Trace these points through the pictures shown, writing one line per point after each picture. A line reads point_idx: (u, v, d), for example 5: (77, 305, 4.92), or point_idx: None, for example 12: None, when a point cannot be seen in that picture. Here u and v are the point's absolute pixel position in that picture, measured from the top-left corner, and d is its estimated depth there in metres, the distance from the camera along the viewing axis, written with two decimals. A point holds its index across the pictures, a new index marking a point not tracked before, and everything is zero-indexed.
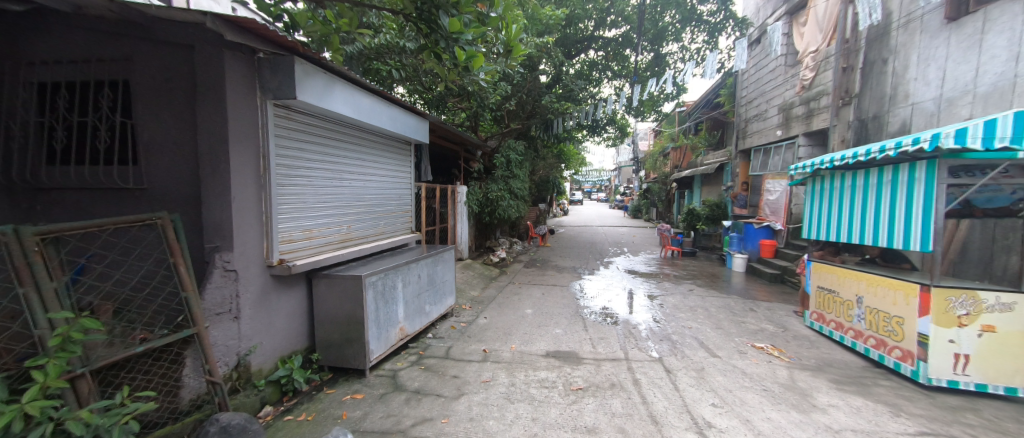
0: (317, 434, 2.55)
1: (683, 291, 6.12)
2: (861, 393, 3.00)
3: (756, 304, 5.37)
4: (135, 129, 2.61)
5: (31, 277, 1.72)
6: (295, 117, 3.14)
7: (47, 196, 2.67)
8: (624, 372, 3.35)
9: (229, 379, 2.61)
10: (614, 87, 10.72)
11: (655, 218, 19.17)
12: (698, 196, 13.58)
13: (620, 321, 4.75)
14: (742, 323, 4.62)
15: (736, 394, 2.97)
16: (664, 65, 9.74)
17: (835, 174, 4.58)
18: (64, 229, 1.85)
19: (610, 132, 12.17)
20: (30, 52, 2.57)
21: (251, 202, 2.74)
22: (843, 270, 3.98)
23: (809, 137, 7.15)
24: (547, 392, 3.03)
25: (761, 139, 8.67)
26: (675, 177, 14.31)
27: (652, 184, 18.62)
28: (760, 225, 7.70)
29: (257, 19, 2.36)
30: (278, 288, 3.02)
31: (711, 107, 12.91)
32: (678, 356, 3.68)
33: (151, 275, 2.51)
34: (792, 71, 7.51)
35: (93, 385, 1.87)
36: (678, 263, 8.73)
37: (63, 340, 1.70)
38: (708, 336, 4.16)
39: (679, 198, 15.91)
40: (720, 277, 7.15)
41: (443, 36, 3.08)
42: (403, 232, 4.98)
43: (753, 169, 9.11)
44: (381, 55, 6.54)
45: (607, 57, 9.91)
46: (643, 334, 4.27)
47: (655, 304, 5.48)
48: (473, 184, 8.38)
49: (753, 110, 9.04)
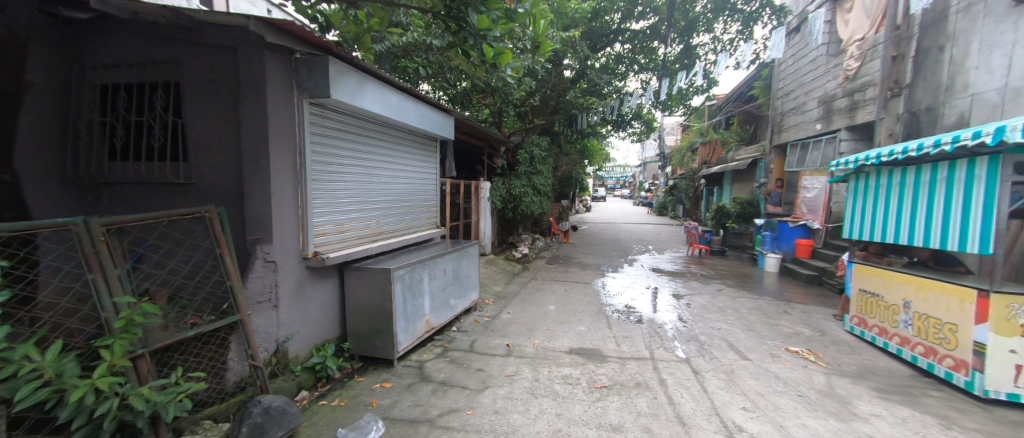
0: (351, 420, 2.66)
1: (711, 291, 5.98)
2: (907, 404, 2.87)
3: (791, 307, 5.18)
4: (185, 127, 2.78)
5: (98, 264, 1.87)
6: (329, 115, 3.26)
7: (109, 190, 2.86)
8: (650, 372, 3.32)
9: (269, 364, 2.77)
10: (640, 81, 10.42)
11: (681, 216, 18.74)
12: (727, 193, 13.18)
13: (644, 320, 4.70)
14: (776, 326, 4.48)
15: (769, 399, 2.90)
16: (694, 57, 9.49)
17: (882, 170, 4.35)
18: (125, 220, 2.01)
19: (635, 127, 11.95)
20: (92, 56, 2.77)
21: (288, 196, 2.87)
22: (889, 273, 3.81)
23: (853, 131, 6.81)
24: (571, 388, 3.05)
25: (798, 133, 8.33)
26: (704, 173, 13.95)
27: (678, 180, 18.21)
28: (796, 225, 7.42)
29: (295, 21, 2.47)
30: (313, 280, 3.15)
31: (744, 100, 12.50)
32: (706, 357, 3.63)
33: (200, 264, 2.68)
34: (835, 61, 7.16)
35: (151, 365, 2.02)
36: (706, 262, 8.52)
37: (127, 323, 1.86)
38: (739, 339, 4.07)
39: (707, 195, 15.51)
40: (751, 277, 6.93)
41: (472, 33, 3.11)
42: (429, 227, 5.07)
43: (789, 164, 8.77)
44: (408, 53, 6.80)
45: (634, 50, 9.71)
46: (669, 334, 4.21)
47: (682, 303, 5.37)
48: (496, 180, 8.44)
49: (790, 103, 8.68)
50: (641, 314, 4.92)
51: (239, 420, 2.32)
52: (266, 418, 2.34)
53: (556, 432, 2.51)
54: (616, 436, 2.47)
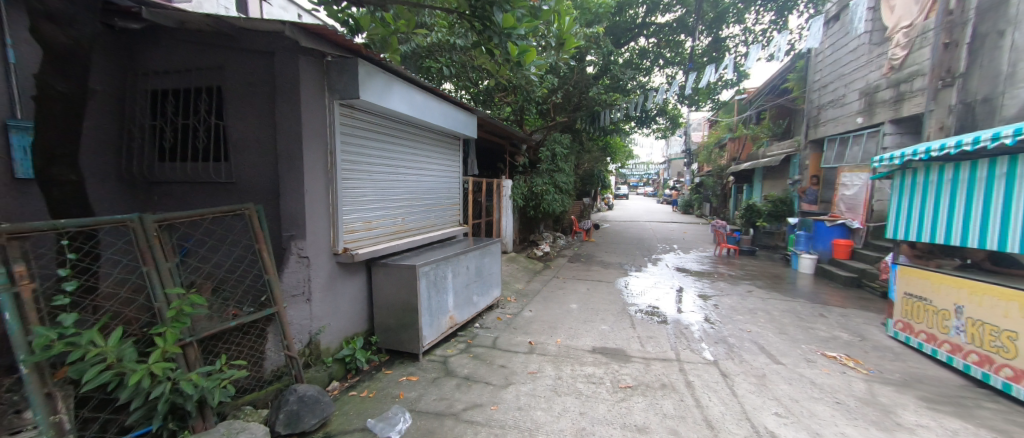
0: (379, 410, 2.75)
1: (740, 293, 5.83)
2: (959, 416, 2.74)
3: (827, 310, 5.00)
4: (225, 128, 2.93)
5: (151, 257, 2.02)
6: (358, 115, 3.37)
7: (159, 189, 3.06)
8: (676, 373, 3.29)
9: (302, 355, 2.90)
10: (665, 75, 10.23)
11: (708, 215, 18.28)
12: (758, 191, 12.78)
13: (669, 320, 4.64)
14: (811, 329, 4.34)
15: (804, 405, 2.83)
16: (723, 50, 9.30)
17: (931, 166, 4.14)
18: (175, 217, 2.15)
19: (660, 123, 11.74)
20: (143, 63, 2.96)
21: (320, 194, 2.99)
22: (939, 276, 3.63)
23: (898, 124, 6.51)
24: (594, 388, 3.06)
25: (837, 127, 7.99)
26: (732, 170, 13.57)
27: (705, 178, 17.78)
28: (834, 224, 7.14)
29: (328, 25, 2.57)
30: (343, 275, 3.27)
31: (776, 94, 12.07)
32: (735, 360, 3.56)
33: (240, 259, 2.83)
34: (879, 50, 6.82)
35: (198, 353, 2.16)
36: (734, 262, 8.31)
37: (177, 313, 2.00)
38: (771, 342, 3.97)
39: (736, 193, 15.07)
40: (784, 279, 6.71)
41: (497, 32, 3.13)
42: (452, 225, 5.15)
43: (827, 160, 8.43)
44: (432, 53, 6.96)
45: (660, 44, 9.54)
46: (696, 335, 4.15)
47: (709, 304, 5.27)
48: (518, 178, 8.49)
49: (828, 95, 8.33)
50: (665, 315, 4.87)
51: (277, 406, 2.44)
52: (301, 406, 2.45)
53: (580, 431, 2.53)
54: (641, 436, 2.47)
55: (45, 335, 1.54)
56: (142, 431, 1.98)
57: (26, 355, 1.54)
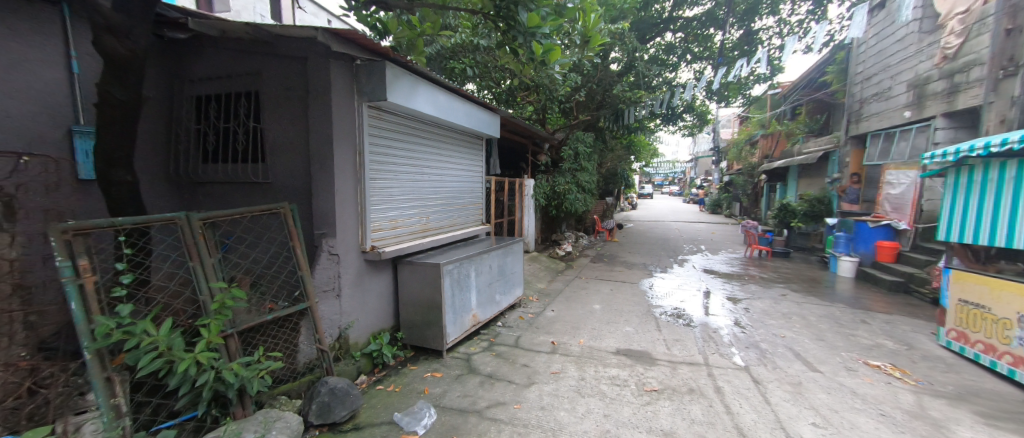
0: (405, 404, 2.83)
1: (773, 296, 5.65)
2: (1020, 433, 2.57)
3: (869, 316, 4.78)
4: (262, 131, 3.07)
5: (197, 253, 2.15)
6: (385, 117, 3.46)
7: (201, 189, 3.24)
8: (704, 378, 3.23)
9: (333, 348, 3.01)
10: (692, 71, 10.03)
11: (738, 214, 17.77)
12: (792, 189, 12.32)
13: (696, 323, 4.56)
14: (852, 336, 4.17)
15: (844, 416, 2.73)
16: (755, 43, 9.15)
17: (991, 164, 4.01)
18: (218, 215, 2.27)
19: (688, 120, 11.48)
20: (189, 71, 3.15)
21: (350, 193, 3.09)
22: (999, 282, 3.43)
23: (951, 118, 6.12)
24: (619, 390, 3.05)
25: (881, 122, 7.60)
26: (764, 168, 13.12)
27: (734, 177, 17.29)
28: (878, 225, 6.77)
29: (358, 30, 2.65)
30: (371, 273, 3.37)
31: (814, 88, 11.60)
32: (768, 366, 3.46)
33: (276, 256, 2.96)
34: (930, 39, 6.44)
35: (239, 344, 2.28)
36: (766, 264, 8.05)
37: (220, 306, 2.12)
38: (807, 348, 3.84)
39: (768, 192, 14.59)
40: (821, 282, 6.45)
41: (522, 32, 3.13)
42: (475, 224, 5.22)
43: (870, 157, 8.03)
44: (456, 54, 7.13)
45: (687, 39, 9.35)
46: (725, 339, 4.06)
47: (739, 307, 5.14)
48: (540, 177, 8.50)
49: (872, 88, 7.93)
50: (692, 317, 4.79)
51: (309, 397, 2.55)
52: (332, 398, 2.54)
53: (605, 433, 2.53)
54: None
55: (105, 324, 1.67)
56: (189, 416, 2.13)
57: (89, 341, 1.68)
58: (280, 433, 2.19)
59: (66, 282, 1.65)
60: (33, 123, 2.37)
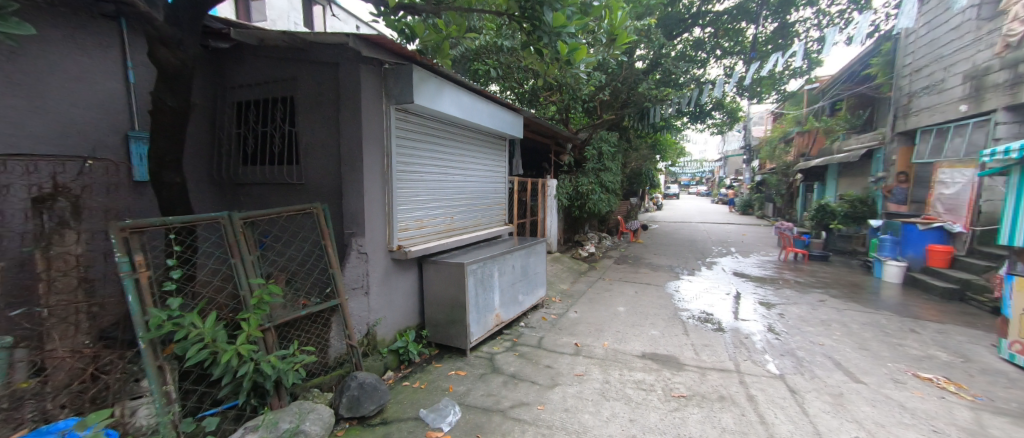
0: (431, 401, 2.89)
1: (810, 302, 5.44)
2: None
3: (919, 325, 4.54)
4: (296, 134, 3.21)
5: (238, 251, 2.27)
6: (412, 119, 3.55)
7: (241, 190, 3.42)
8: (735, 386, 3.15)
9: (361, 344, 3.11)
10: (722, 67, 9.80)
11: (771, 215, 17.15)
12: (832, 189, 11.80)
13: (725, 328, 4.45)
14: (899, 346, 3.96)
15: (890, 431, 2.60)
16: (790, 36, 8.83)
17: None
18: (257, 214, 2.39)
19: (717, 117, 11.19)
20: (231, 78, 3.33)
21: (378, 194, 3.18)
22: None
23: (1014, 111, 5.71)
24: (645, 394, 3.02)
25: (932, 117, 7.16)
26: (801, 167, 12.63)
27: (767, 176, 16.71)
28: (928, 227, 6.39)
29: (386, 35, 2.73)
30: (397, 271, 3.46)
31: (856, 81, 11.07)
32: (805, 375, 3.34)
33: (309, 254, 3.09)
34: (989, 27, 6.00)
35: (275, 338, 2.40)
36: (802, 268, 7.75)
37: (259, 301, 2.23)
38: (848, 358, 3.68)
39: (805, 191, 14.03)
40: (864, 288, 6.15)
41: (547, 32, 3.13)
42: (498, 224, 5.27)
43: (920, 155, 7.59)
44: (480, 56, 7.19)
45: (717, 34, 9.14)
46: (758, 346, 3.94)
47: (772, 313, 4.98)
48: (563, 177, 8.48)
49: (922, 81, 7.48)
50: (721, 322, 4.67)
51: (340, 391, 2.64)
52: (361, 392, 2.63)
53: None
54: None
55: (158, 316, 1.79)
56: (230, 404, 2.25)
57: (144, 331, 1.80)
58: (313, 424, 2.29)
59: (124, 276, 1.78)
60: (93, 132, 2.57)
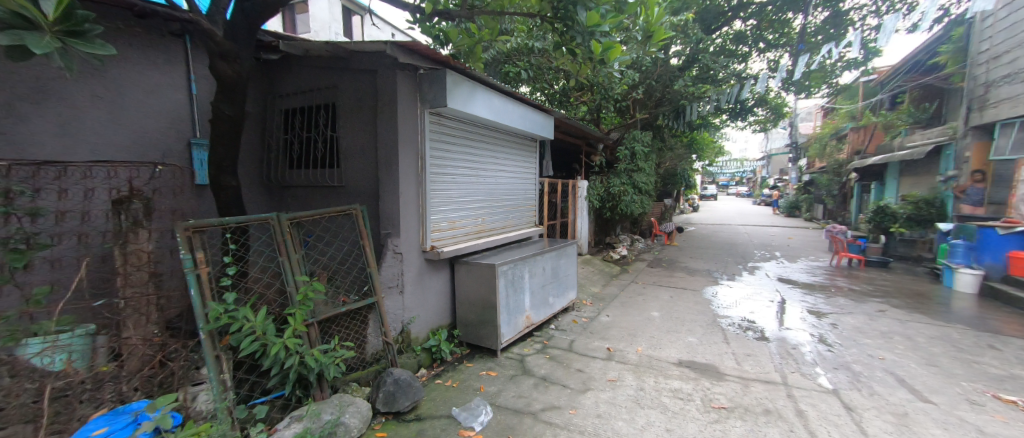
0: (462, 400, 2.95)
1: (868, 312, 5.12)
2: None
3: (1000, 341, 4.15)
4: (337, 139, 3.36)
5: (285, 249, 2.41)
6: (445, 122, 3.64)
7: (286, 192, 3.63)
8: (782, 399, 3.01)
9: (396, 341, 3.22)
10: (766, 60, 9.46)
11: (820, 218, 16.20)
12: (893, 190, 11.01)
13: (769, 338, 4.26)
14: (975, 364, 3.64)
15: None
16: (844, 25, 8.37)
17: None
18: (302, 215, 2.52)
19: (760, 114, 10.76)
20: (279, 87, 3.55)
21: (412, 195, 3.28)
22: None
23: None
24: (682, 404, 2.94)
25: (1012, 108, 6.55)
26: (857, 166, 11.89)
27: (817, 175, 15.83)
28: (1009, 232, 5.71)
29: (421, 41, 2.80)
30: (430, 271, 3.56)
31: (920, 71, 10.32)
32: (862, 391, 3.13)
33: (348, 253, 3.23)
34: None
35: (318, 333, 2.53)
36: (857, 275, 7.28)
37: (304, 297, 2.35)
38: (914, 374, 3.41)
39: (861, 192, 13.18)
40: (932, 299, 5.71)
41: (580, 31, 3.13)
42: (529, 225, 5.28)
43: (998, 151, 6.95)
44: (511, 58, 7.21)
45: (760, 26, 8.80)
46: (807, 358, 3.75)
47: (823, 323, 4.72)
48: (595, 178, 8.41)
49: (1001, 69, 6.85)
50: (764, 331, 4.48)
51: (377, 386, 2.74)
52: (396, 388, 2.71)
53: None
54: None
55: (216, 309, 1.94)
56: (277, 394, 2.39)
57: (204, 323, 1.96)
58: (353, 417, 2.40)
59: (187, 272, 1.93)
60: (158, 142, 2.79)
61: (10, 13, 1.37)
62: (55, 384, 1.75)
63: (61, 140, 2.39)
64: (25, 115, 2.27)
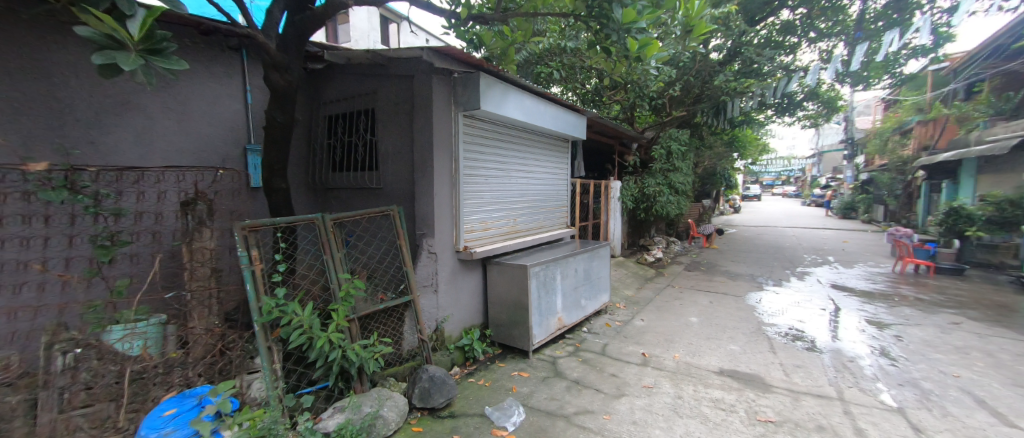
0: (495, 399, 2.99)
1: (940, 325, 4.73)
2: None
3: None
4: (376, 142, 3.50)
5: (329, 248, 2.54)
6: (478, 124, 3.71)
7: (328, 194, 3.81)
8: (838, 416, 2.85)
9: (431, 339, 3.31)
10: (819, 50, 9.00)
11: (880, 221, 15.07)
12: (970, 190, 10.11)
13: (820, 348, 4.05)
14: None
15: None
16: (908, 10, 7.81)
17: None
18: (345, 215, 2.65)
19: (810, 109, 10.22)
20: (323, 95, 3.75)
21: (446, 196, 3.36)
22: None
23: None
24: (725, 415, 2.85)
25: None
26: (924, 163, 11.04)
27: (877, 174, 14.77)
28: None
29: (456, 45, 2.87)
30: (463, 271, 3.63)
31: (1002, 56, 9.49)
32: (932, 411, 2.91)
33: (386, 252, 3.36)
34: None
35: (359, 329, 2.65)
36: (926, 284, 6.73)
37: (346, 294, 2.47)
38: (995, 396, 3.13)
39: (930, 192, 12.18)
40: (1019, 312, 5.19)
41: (615, 29, 3.10)
42: (560, 227, 5.28)
43: None
44: (543, 59, 7.24)
45: (811, 15, 8.34)
46: (866, 372, 3.53)
47: (882, 335, 4.42)
48: (628, 179, 8.27)
49: None
50: (813, 341, 4.27)
51: (413, 382, 2.83)
52: (431, 385, 2.79)
53: None
54: None
55: (268, 303, 2.08)
56: (321, 385, 2.52)
57: (258, 316, 2.10)
58: (391, 410, 2.49)
59: (244, 268, 2.09)
60: (217, 149, 3.03)
61: (102, 34, 1.54)
62: (133, 368, 1.95)
63: (137, 148, 2.66)
64: (109, 125, 2.55)
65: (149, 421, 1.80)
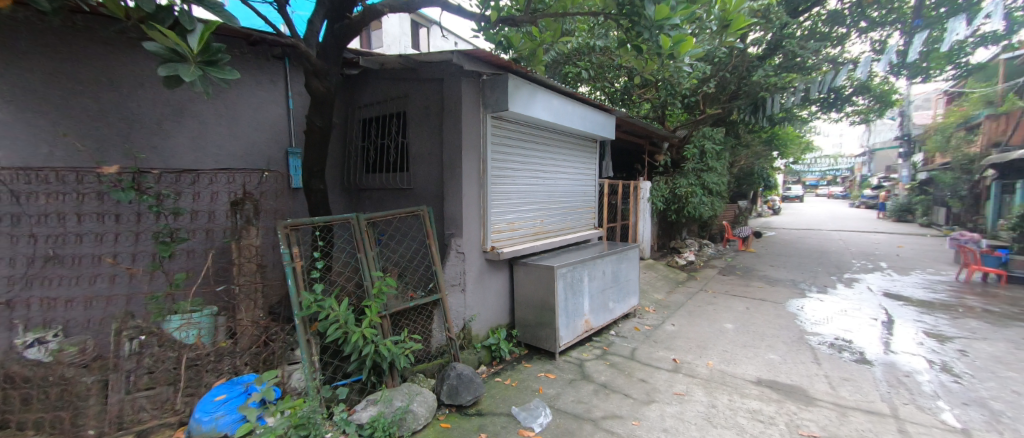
0: (522, 400, 3.02)
1: (1010, 340, 4.38)
2: None
3: None
4: (406, 144, 3.61)
5: (363, 246, 2.64)
6: (506, 125, 3.75)
7: (362, 195, 3.96)
8: (892, 434, 2.70)
9: (458, 337, 3.37)
10: (872, 41, 8.52)
11: (941, 225, 14.02)
12: None
13: (866, 360, 3.86)
14: None
15: None
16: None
17: None
18: (377, 215, 2.75)
19: (859, 104, 9.69)
20: (358, 99, 3.90)
21: (473, 196, 3.41)
22: None
23: None
24: (763, 427, 2.76)
25: None
26: (990, 161, 10.22)
27: (936, 173, 13.78)
28: None
29: (485, 48, 2.91)
30: (490, 271, 3.68)
31: None
32: (1002, 434, 2.71)
33: (415, 251, 3.46)
34: None
35: (390, 325, 2.74)
36: (996, 295, 6.21)
37: (378, 291, 2.57)
38: None
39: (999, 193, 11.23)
40: None
41: (647, 26, 3.06)
42: (588, 228, 5.24)
43: None
44: (572, 59, 7.22)
45: (863, 3, 7.89)
46: (924, 389, 3.32)
47: (938, 349, 4.15)
48: (659, 179, 8.11)
49: None
50: (859, 352, 4.07)
51: (441, 378, 2.90)
52: (458, 382, 2.84)
53: None
54: None
55: (308, 298, 2.20)
56: (354, 379, 2.63)
57: (298, 310, 2.23)
58: (420, 405, 2.57)
59: (285, 265, 2.21)
60: (263, 153, 3.22)
61: (167, 49, 1.68)
62: (188, 355, 2.14)
63: (193, 152, 2.88)
64: (168, 131, 2.77)
65: (203, 405, 1.97)
